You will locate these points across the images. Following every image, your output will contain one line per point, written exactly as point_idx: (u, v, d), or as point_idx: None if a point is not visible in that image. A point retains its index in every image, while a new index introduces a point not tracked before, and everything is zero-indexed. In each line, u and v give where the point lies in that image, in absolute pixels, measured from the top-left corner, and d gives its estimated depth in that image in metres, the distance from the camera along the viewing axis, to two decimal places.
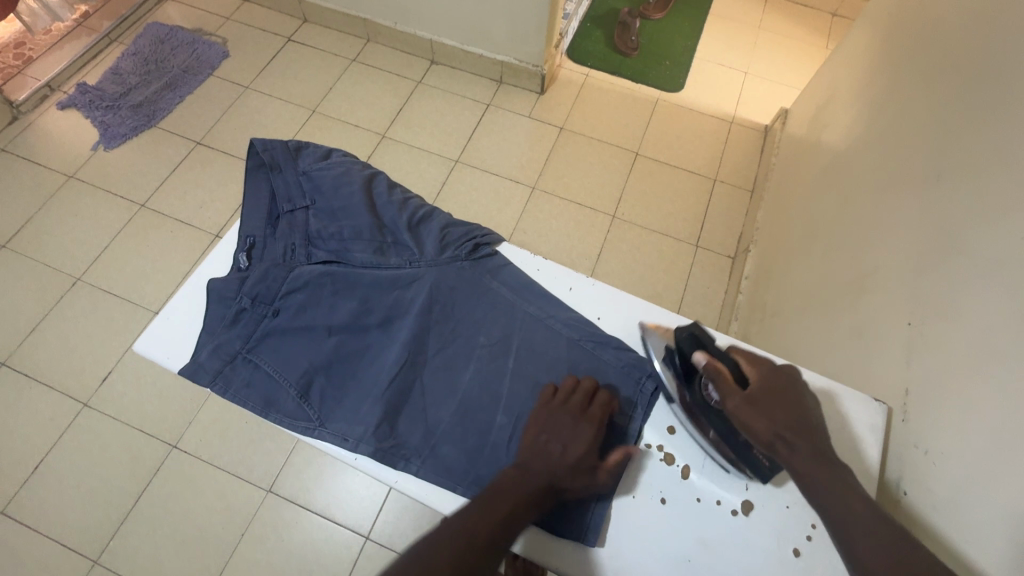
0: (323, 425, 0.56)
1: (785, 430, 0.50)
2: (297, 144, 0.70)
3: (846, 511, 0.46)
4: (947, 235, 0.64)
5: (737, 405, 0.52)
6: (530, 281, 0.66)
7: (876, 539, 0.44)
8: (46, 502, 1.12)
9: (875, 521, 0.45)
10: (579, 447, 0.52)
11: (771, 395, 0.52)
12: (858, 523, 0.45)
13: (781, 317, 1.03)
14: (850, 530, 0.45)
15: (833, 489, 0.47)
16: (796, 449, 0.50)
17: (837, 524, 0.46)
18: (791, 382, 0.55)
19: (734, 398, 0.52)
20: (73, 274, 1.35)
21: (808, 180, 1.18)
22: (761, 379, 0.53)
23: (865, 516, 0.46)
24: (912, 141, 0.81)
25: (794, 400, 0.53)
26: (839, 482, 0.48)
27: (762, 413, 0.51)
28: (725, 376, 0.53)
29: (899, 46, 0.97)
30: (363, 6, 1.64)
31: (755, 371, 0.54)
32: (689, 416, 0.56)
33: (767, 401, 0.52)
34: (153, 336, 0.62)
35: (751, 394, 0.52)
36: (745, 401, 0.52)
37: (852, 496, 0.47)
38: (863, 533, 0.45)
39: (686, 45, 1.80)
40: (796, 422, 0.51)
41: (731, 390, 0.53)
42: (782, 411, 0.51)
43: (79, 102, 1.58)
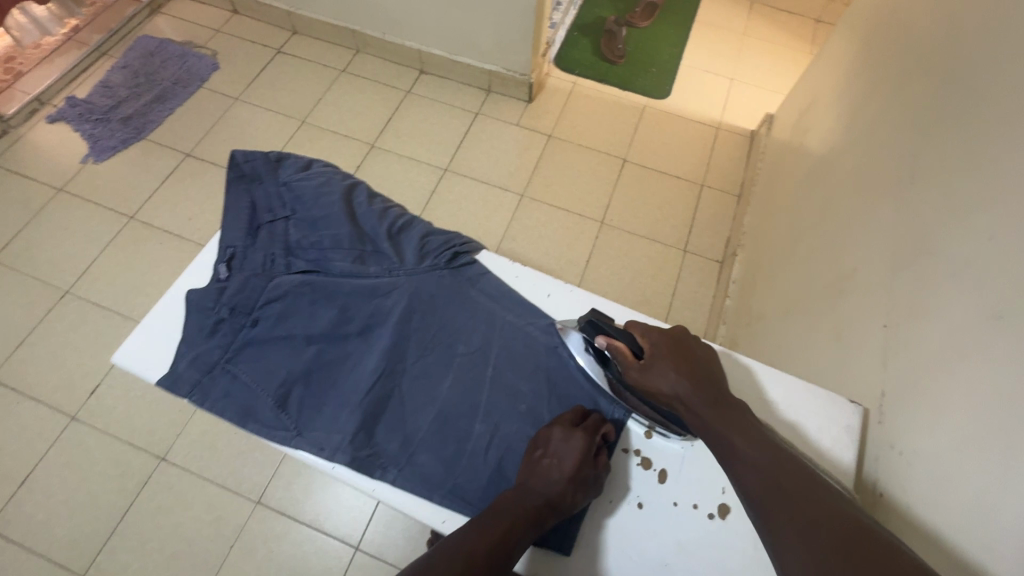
0: (301, 434, 0.56)
1: (681, 391, 0.52)
2: (279, 155, 0.71)
3: (733, 450, 0.48)
4: (920, 237, 0.65)
5: (638, 376, 0.54)
6: (510, 289, 0.67)
7: (756, 469, 0.46)
8: (33, 517, 1.11)
9: (760, 454, 0.47)
10: (573, 458, 0.52)
11: (664, 359, 0.54)
12: (741, 458, 0.47)
13: (767, 321, 1.04)
14: (739, 469, 0.47)
15: (721, 434, 0.49)
16: (692, 404, 0.51)
17: (727, 465, 0.48)
18: (685, 341, 0.56)
19: (633, 369, 0.54)
20: (62, 287, 1.35)
21: (792, 184, 1.19)
22: (655, 345, 0.55)
23: (749, 453, 0.47)
24: (888, 145, 0.82)
25: (688, 359, 0.54)
26: (729, 422, 0.50)
27: (659, 377, 0.53)
28: (622, 351, 0.55)
29: (877, 51, 0.98)
30: (351, 17, 1.65)
31: (649, 338, 0.56)
32: (617, 395, 0.58)
33: (660, 365, 0.53)
34: (134, 347, 0.62)
35: (646, 362, 0.54)
36: (642, 370, 0.54)
37: (741, 434, 0.49)
38: (748, 467, 0.46)
39: (672, 52, 1.82)
40: (693, 379, 0.53)
41: (629, 363, 0.54)
42: (677, 373, 0.53)
43: (68, 116, 1.58)
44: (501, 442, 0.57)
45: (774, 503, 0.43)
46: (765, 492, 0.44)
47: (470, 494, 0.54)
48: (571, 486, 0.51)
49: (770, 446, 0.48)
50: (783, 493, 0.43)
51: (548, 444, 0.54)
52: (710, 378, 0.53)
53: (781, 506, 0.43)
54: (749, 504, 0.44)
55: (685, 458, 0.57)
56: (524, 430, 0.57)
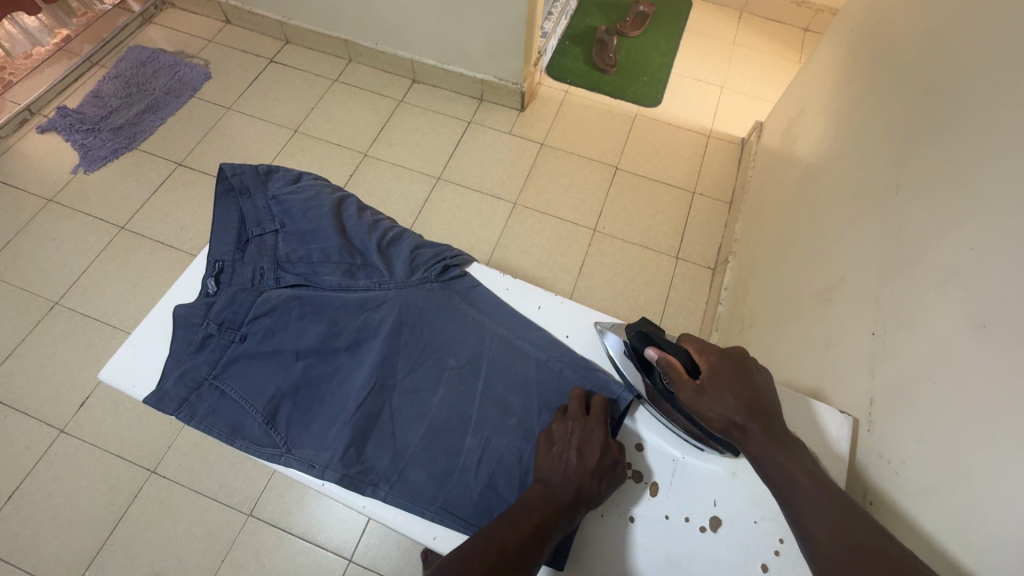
0: (290, 451, 0.56)
1: (738, 419, 0.51)
2: (267, 168, 0.71)
3: (799, 490, 0.47)
4: (906, 245, 0.66)
5: (691, 396, 0.53)
6: (500, 302, 0.67)
7: (825, 514, 0.45)
8: (20, 534, 1.09)
9: (827, 498, 0.46)
10: (595, 452, 0.52)
11: (721, 383, 0.53)
12: (810, 500, 0.46)
13: (758, 327, 1.04)
14: (804, 509, 0.46)
15: (785, 475, 0.48)
16: (749, 434, 0.51)
17: (789, 503, 0.47)
18: (744, 367, 0.55)
19: (687, 389, 0.53)
20: (50, 298, 1.33)
21: (782, 192, 1.20)
22: (713, 366, 0.54)
23: (820, 495, 0.46)
24: (874, 154, 0.83)
25: (748, 387, 0.53)
26: (792, 458, 0.49)
27: (714, 401, 0.52)
28: (676, 367, 0.54)
29: (862, 60, 0.99)
30: (343, 27, 1.66)
31: (706, 358, 0.54)
32: (654, 403, 0.58)
33: (717, 389, 0.52)
34: (121, 363, 0.61)
35: (702, 384, 0.53)
36: (697, 391, 0.53)
37: (804, 472, 0.48)
38: (816, 511, 0.45)
39: (663, 61, 1.84)
40: (750, 408, 0.51)
41: (683, 381, 0.53)
42: (735, 401, 0.52)
43: (59, 126, 1.57)
44: (492, 456, 0.56)
45: (846, 556, 0.42)
46: (839, 543, 0.43)
47: (461, 510, 0.54)
48: (592, 479, 0.51)
49: (831, 488, 0.47)
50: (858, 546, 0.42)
51: (564, 439, 0.53)
52: (769, 409, 0.52)
53: (855, 560, 0.41)
54: (818, 552, 0.43)
55: (676, 470, 0.57)
56: (516, 444, 0.57)
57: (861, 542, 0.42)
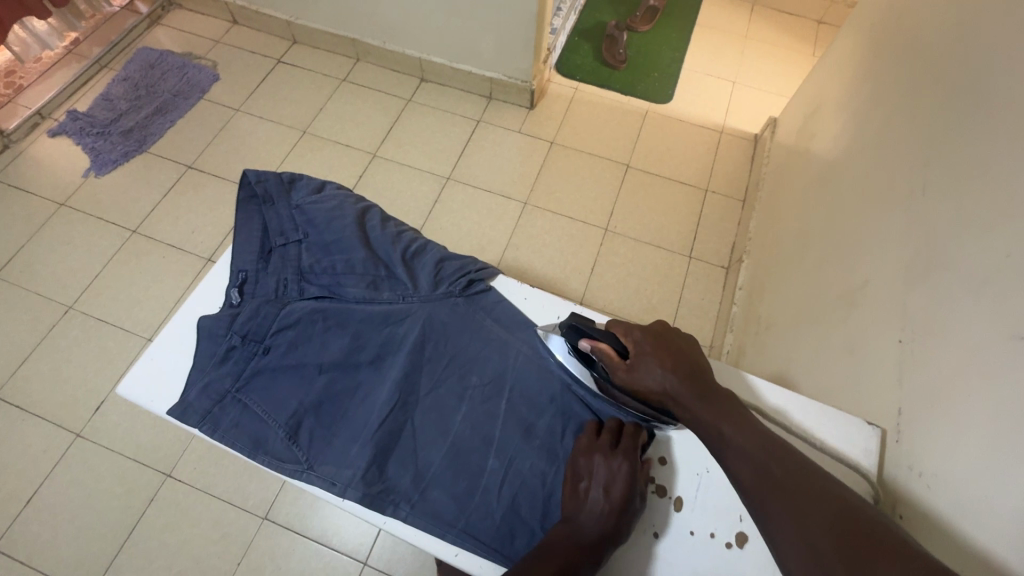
0: (312, 468, 0.56)
1: (671, 389, 0.51)
2: (291, 177, 0.70)
3: (725, 443, 0.47)
4: (935, 250, 0.64)
5: (625, 376, 0.54)
6: (525, 317, 0.66)
7: (747, 460, 0.45)
8: (39, 537, 1.10)
9: (750, 443, 0.46)
10: (621, 489, 0.51)
11: (648, 356, 0.53)
12: (734, 450, 0.46)
13: (775, 329, 1.03)
14: (729, 458, 0.46)
15: (711, 427, 0.48)
16: (681, 400, 0.50)
17: (718, 453, 0.47)
18: (668, 335, 0.55)
19: (619, 371, 0.54)
20: (64, 302, 1.34)
21: (799, 189, 1.17)
22: (638, 343, 0.54)
23: (742, 441, 0.46)
24: (897, 154, 0.81)
25: (675, 353, 0.53)
26: (719, 413, 0.48)
27: (645, 374, 0.52)
28: (607, 354, 0.55)
29: (883, 56, 0.97)
30: (351, 25, 1.64)
31: (632, 337, 0.55)
32: (604, 393, 0.58)
33: (645, 362, 0.53)
34: (139, 376, 0.61)
35: (632, 362, 0.53)
36: (629, 370, 0.53)
37: (729, 423, 0.48)
38: (740, 457, 0.45)
39: (674, 56, 1.81)
40: (681, 373, 0.51)
41: (615, 365, 0.54)
42: (663, 368, 0.52)
43: (70, 129, 1.58)
44: (508, 475, 0.56)
45: (766, 498, 0.42)
46: (761, 486, 0.43)
47: (484, 533, 0.53)
48: (618, 516, 0.50)
49: (757, 432, 0.47)
50: (776, 484, 0.43)
51: (594, 472, 0.52)
52: (698, 371, 0.52)
53: (776, 502, 0.42)
54: (743, 496, 0.44)
55: (701, 483, 0.57)
56: (540, 465, 0.56)
57: (781, 483, 0.43)
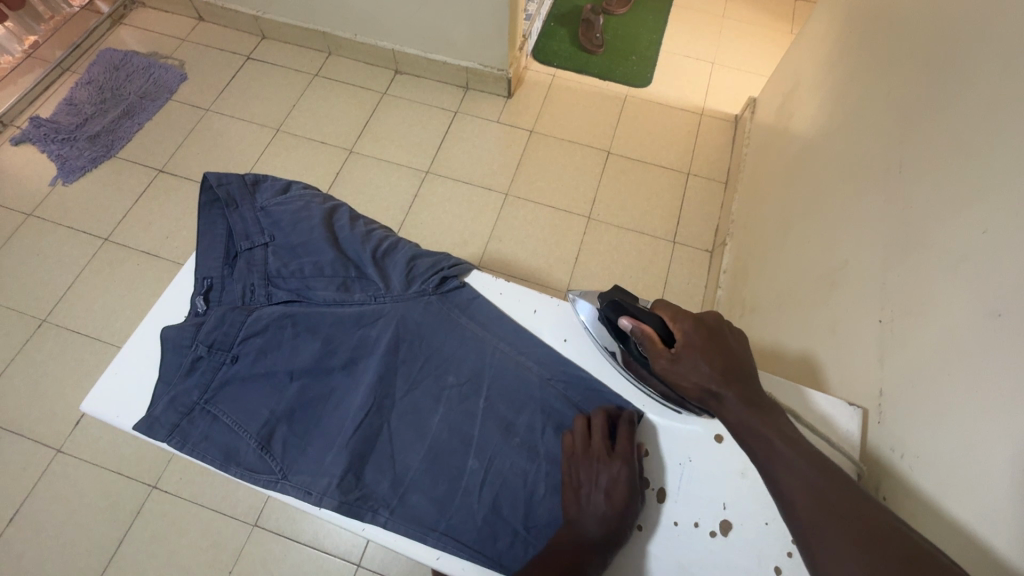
0: (286, 477, 0.54)
1: (717, 388, 0.49)
2: (255, 178, 0.68)
3: (775, 455, 0.46)
4: (914, 229, 0.63)
5: (665, 366, 0.52)
6: (501, 313, 0.65)
7: (799, 476, 0.44)
8: (24, 556, 1.08)
9: (803, 461, 0.45)
10: (621, 492, 0.51)
11: (696, 350, 0.51)
12: (785, 465, 0.45)
13: (759, 311, 1.02)
14: (779, 472, 0.45)
15: (761, 437, 0.47)
16: (726, 402, 0.49)
17: (765, 465, 0.46)
18: (721, 332, 0.53)
19: (661, 359, 0.52)
20: (38, 315, 1.30)
21: (780, 169, 1.16)
22: (688, 334, 0.52)
23: (793, 456, 0.45)
24: (875, 130, 0.80)
25: (725, 353, 0.51)
26: (767, 423, 0.47)
27: (689, 369, 0.51)
28: (650, 337, 0.53)
29: (860, 31, 0.95)
30: (320, 18, 1.60)
31: (681, 326, 0.53)
32: (630, 367, 0.58)
33: (691, 357, 0.51)
34: (102, 394, 0.59)
35: (676, 353, 0.52)
36: (672, 361, 0.52)
37: (779, 435, 0.47)
38: (791, 474, 0.44)
39: (652, 38, 1.79)
40: (728, 374, 0.50)
41: (658, 351, 0.52)
42: (710, 367, 0.50)
43: (33, 136, 1.52)
44: (490, 473, 0.55)
45: (821, 519, 0.42)
46: (814, 507, 0.42)
47: (465, 535, 0.52)
48: (618, 521, 0.50)
49: (808, 451, 0.46)
50: (832, 509, 0.42)
51: (589, 476, 0.52)
52: (747, 376, 0.51)
53: (828, 522, 0.41)
54: (794, 515, 0.43)
55: (682, 471, 0.56)
56: (520, 464, 0.56)
57: (838, 508, 0.42)
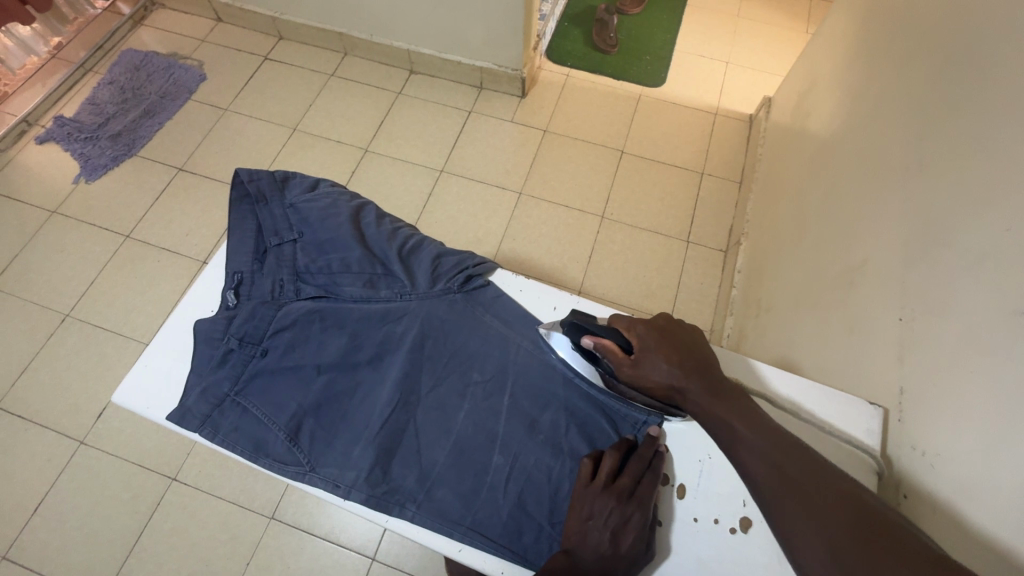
0: (314, 470, 0.55)
1: (677, 382, 0.51)
2: (284, 175, 0.70)
3: (737, 438, 0.46)
4: (934, 227, 0.63)
5: (630, 372, 0.53)
6: (525, 311, 0.65)
7: (759, 456, 0.44)
8: (49, 545, 1.11)
9: (762, 439, 0.45)
10: (630, 539, 0.50)
11: (653, 351, 0.52)
12: (746, 446, 0.45)
13: (775, 311, 1.02)
14: (743, 455, 0.45)
15: (723, 424, 0.47)
16: (689, 394, 0.50)
17: (730, 450, 0.47)
18: (672, 330, 0.54)
19: (624, 367, 0.53)
20: (62, 310, 1.33)
21: (796, 168, 1.16)
22: (642, 337, 0.53)
23: (753, 437, 0.45)
24: (894, 130, 0.80)
25: (680, 348, 0.53)
26: (725, 407, 0.48)
27: (651, 371, 0.52)
28: (612, 351, 0.54)
29: (878, 30, 0.95)
30: (337, 19, 1.62)
31: (635, 332, 0.54)
32: (610, 388, 0.58)
33: (650, 359, 0.52)
34: (134, 384, 0.61)
35: (636, 358, 0.53)
36: (634, 366, 0.52)
37: (740, 418, 0.47)
38: (752, 454, 0.45)
39: (666, 38, 1.78)
40: (687, 367, 0.51)
41: (620, 360, 0.53)
42: (668, 363, 0.51)
43: (57, 136, 1.56)
44: (512, 469, 0.56)
45: (782, 494, 0.42)
46: (774, 484, 0.43)
47: (491, 530, 0.53)
48: (623, 562, 0.49)
49: (770, 428, 0.46)
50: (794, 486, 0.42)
51: (602, 514, 0.50)
52: (706, 366, 0.52)
53: (787, 499, 0.42)
54: (759, 494, 0.43)
55: (702, 468, 0.56)
56: (544, 461, 0.56)
57: (797, 483, 0.42)
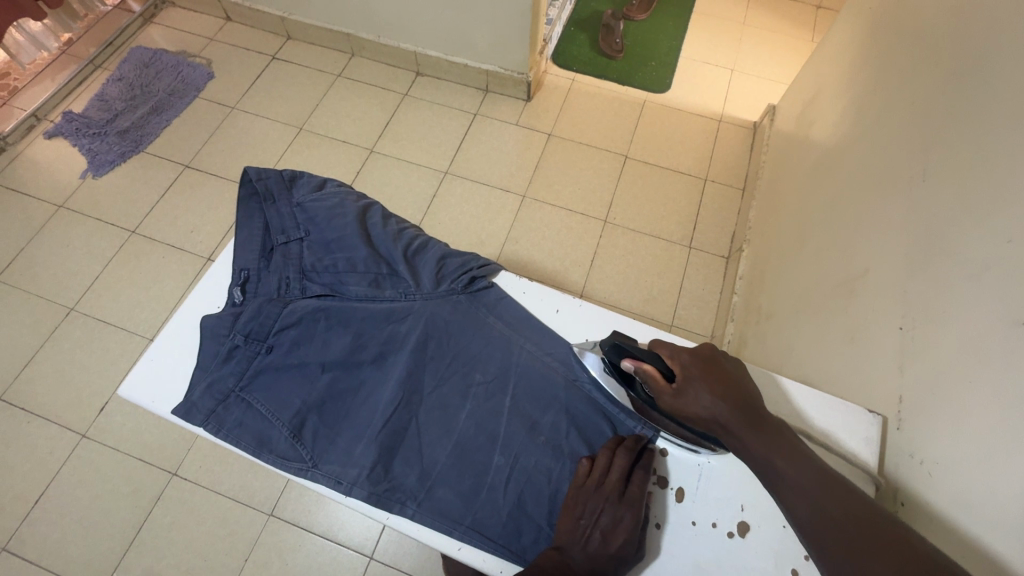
0: (316, 466, 0.56)
1: (721, 417, 0.50)
2: (292, 174, 0.70)
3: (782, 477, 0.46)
4: (936, 237, 0.64)
5: (671, 401, 0.52)
6: (527, 313, 0.66)
7: (805, 497, 0.45)
8: (49, 537, 1.11)
9: (808, 480, 0.46)
10: (620, 537, 0.50)
11: (697, 381, 0.52)
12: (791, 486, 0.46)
13: (776, 318, 1.02)
14: (785, 493, 0.46)
15: (769, 464, 0.47)
16: (733, 431, 0.49)
17: (773, 488, 0.47)
18: (718, 362, 0.54)
19: (665, 395, 0.52)
20: (66, 304, 1.34)
21: (798, 177, 1.17)
22: (686, 366, 0.53)
23: (799, 478, 0.46)
24: (897, 140, 0.80)
25: (726, 381, 0.52)
26: (770, 446, 0.48)
27: (694, 402, 0.51)
28: (653, 376, 0.53)
29: (883, 41, 0.96)
30: (345, 20, 1.63)
31: (680, 360, 0.54)
32: (642, 412, 0.57)
33: (694, 389, 0.51)
34: (138, 377, 0.61)
35: (679, 387, 0.52)
36: (676, 395, 0.52)
37: (784, 458, 0.47)
38: (798, 495, 0.45)
39: (672, 44, 1.79)
40: (734, 403, 0.50)
41: (661, 388, 0.52)
42: (713, 396, 0.50)
43: (66, 131, 1.57)
44: (511, 469, 0.56)
45: (827, 535, 0.43)
46: (819, 525, 0.43)
47: (490, 530, 0.54)
48: (611, 561, 0.49)
49: (816, 468, 0.47)
50: (835, 526, 0.43)
51: (594, 511, 0.51)
52: (750, 402, 0.51)
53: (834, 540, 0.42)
54: (802, 533, 0.44)
55: (700, 474, 0.57)
56: (544, 462, 0.57)
57: (844, 524, 0.43)
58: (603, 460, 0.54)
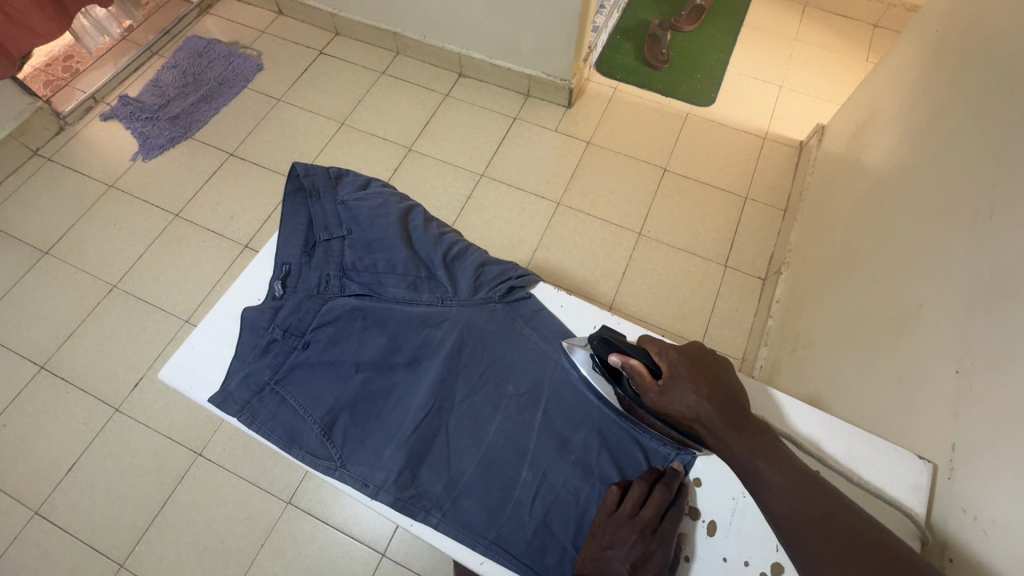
0: (344, 466, 0.56)
1: (704, 417, 0.50)
2: (338, 172, 0.71)
3: (760, 476, 0.46)
4: (1002, 278, 0.60)
5: (656, 399, 0.52)
6: (564, 328, 0.65)
7: (783, 497, 0.45)
8: (78, 505, 1.15)
9: (787, 479, 0.46)
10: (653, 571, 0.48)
11: (683, 380, 0.51)
12: (769, 484, 0.46)
13: (815, 347, 0.99)
14: (765, 494, 0.46)
15: (749, 465, 0.47)
16: (716, 430, 0.49)
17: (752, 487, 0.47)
18: (706, 360, 0.53)
19: (651, 392, 0.52)
20: (109, 281, 1.39)
21: (846, 201, 1.13)
22: (672, 364, 0.53)
23: (776, 479, 0.46)
24: (961, 171, 0.76)
25: (713, 380, 0.52)
26: (753, 447, 0.48)
27: (678, 399, 0.51)
28: (639, 372, 0.53)
29: (950, 65, 0.91)
30: (392, 19, 1.65)
31: (667, 357, 0.53)
32: (630, 411, 0.57)
33: (679, 388, 0.51)
34: (180, 363, 0.63)
35: (664, 384, 0.52)
36: (661, 393, 0.52)
37: (763, 457, 0.47)
38: (777, 496, 0.45)
39: (719, 58, 1.76)
40: (718, 403, 0.50)
41: (647, 385, 0.52)
42: (699, 395, 0.50)
43: (120, 114, 1.63)
44: (539, 486, 0.55)
45: (802, 534, 0.43)
46: (794, 523, 0.44)
47: (515, 547, 0.53)
48: None
49: (795, 469, 0.47)
50: (814, 525, 0.43)
51: (623, 543, 0.49)
52: (735, 401, 0.51)
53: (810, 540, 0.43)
54: (779, 532, 0.45)
55: (734, 507, 0.55)
56: (573, 481, 0.55)
57: (820, 524, 0.43)
58: (635, 490, 0.52)
